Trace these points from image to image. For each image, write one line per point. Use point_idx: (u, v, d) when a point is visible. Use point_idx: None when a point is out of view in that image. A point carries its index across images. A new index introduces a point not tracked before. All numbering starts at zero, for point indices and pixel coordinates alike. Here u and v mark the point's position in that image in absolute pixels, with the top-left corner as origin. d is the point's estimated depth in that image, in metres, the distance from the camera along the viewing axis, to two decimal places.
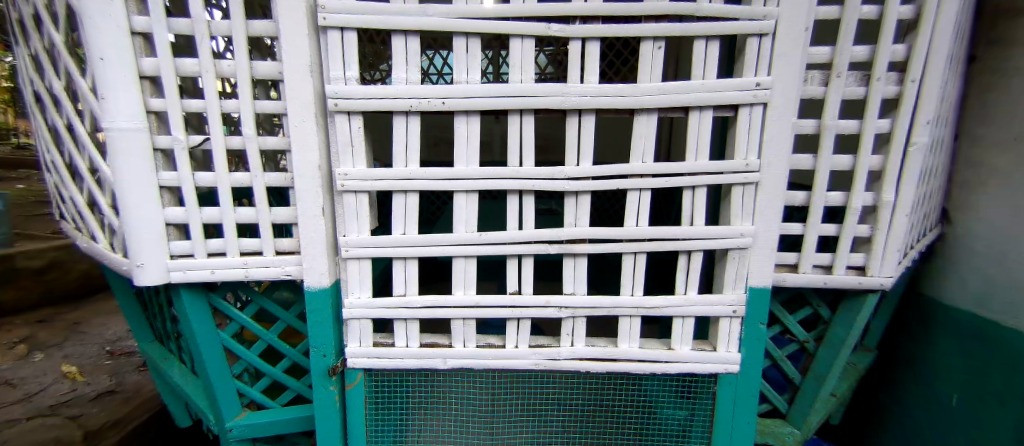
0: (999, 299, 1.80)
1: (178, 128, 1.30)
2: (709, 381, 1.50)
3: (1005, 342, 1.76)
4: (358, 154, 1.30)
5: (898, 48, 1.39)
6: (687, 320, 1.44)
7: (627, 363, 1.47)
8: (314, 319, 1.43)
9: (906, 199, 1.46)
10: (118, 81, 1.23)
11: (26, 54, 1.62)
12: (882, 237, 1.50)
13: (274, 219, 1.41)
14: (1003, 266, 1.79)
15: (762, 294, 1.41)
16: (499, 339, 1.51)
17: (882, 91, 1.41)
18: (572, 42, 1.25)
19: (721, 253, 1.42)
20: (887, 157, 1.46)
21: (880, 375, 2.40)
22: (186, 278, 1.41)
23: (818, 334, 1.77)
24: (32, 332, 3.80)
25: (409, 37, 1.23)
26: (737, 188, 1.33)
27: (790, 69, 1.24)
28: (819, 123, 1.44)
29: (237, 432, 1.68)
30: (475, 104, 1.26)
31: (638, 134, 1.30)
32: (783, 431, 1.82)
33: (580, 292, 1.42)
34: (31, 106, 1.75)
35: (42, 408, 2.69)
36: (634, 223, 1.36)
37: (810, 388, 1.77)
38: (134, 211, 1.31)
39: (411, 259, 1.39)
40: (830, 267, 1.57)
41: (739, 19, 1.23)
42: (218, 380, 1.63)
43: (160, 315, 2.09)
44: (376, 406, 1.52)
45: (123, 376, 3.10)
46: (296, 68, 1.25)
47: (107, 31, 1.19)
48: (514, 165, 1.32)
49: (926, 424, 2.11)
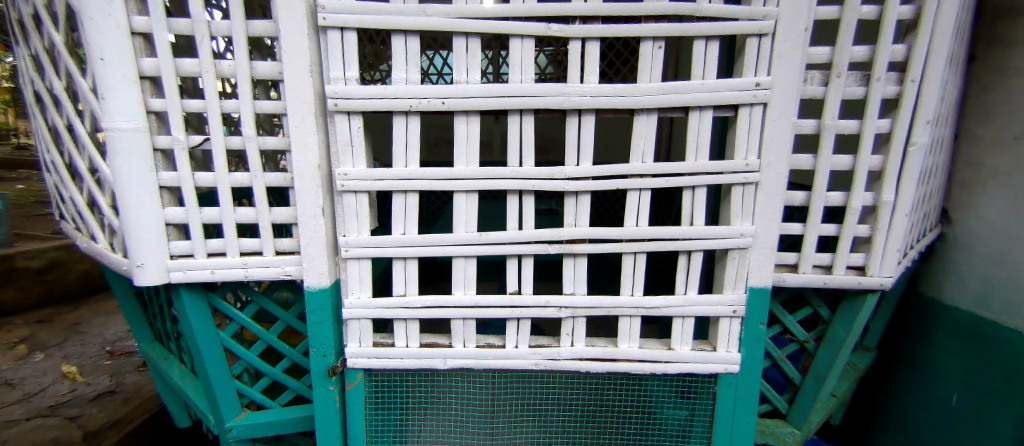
0: (999, 299, 1.80)
1: (178, 128, 1.30)
2: (710, 381, 1.50)
3: (1005, 342, 1.76)
4: (358, 154, 1.30)
5: (898, 48, 1.39)
6: (687, 320, 1.44)
7: (627, 362, 1.47)
8: (314, 319, 1.43)
9: (906, 199, 1.46)
10: (119, 81, 1.23)
11: (26, 54, 1.62)
12: (882, 237, 1.50)
13: (274, 219, 1.41)
14: (1003, 266, 1.79)
15: (762, 294, 1.41)
16: (499, 339, 1.51)
17: (882, 91, 1.41)
18: (572, 42, 1.25)
19: (722, 253, 1.42)
20: (887, 157, 1.46)
21: (880, 375, 2.40)
22: (186, 278, 1.41)
23: (819, 334, 1.77)
24: (32, 332, 3.80)
25: (409, 37, 1.23)
26: (737, 187, 1.33)
27: (790, 69, 1.24)
28: (819, 123, 1.44)
29: (237, 432, 1.68)
30: (475, 104, 1.26)
31: (638, 134, 1.30)
32: (782, 431, 1.82)
33: (580, 291, 1.41)
34: (31, 106, 1.75)
35: (42, 408, 2.69)
36: (634, 223, 1.36)
37: (810, 388, 1.77)
38: (134, 211, 1.31)
39: (411, 258, 1.39)
40: (830, 267, 1.57)
41: (739, 19, 1.23)
42: (218, 381, 1.63)
43: (160, 315, 2.09)
44: (375, 406, 1.52)
45: (122, 376, 3.10)
46: (296, 69, 1.25)
47: (107, 31, 1.19)
48: (514, 165, 1.32)
49: (926, 424, 2.11)
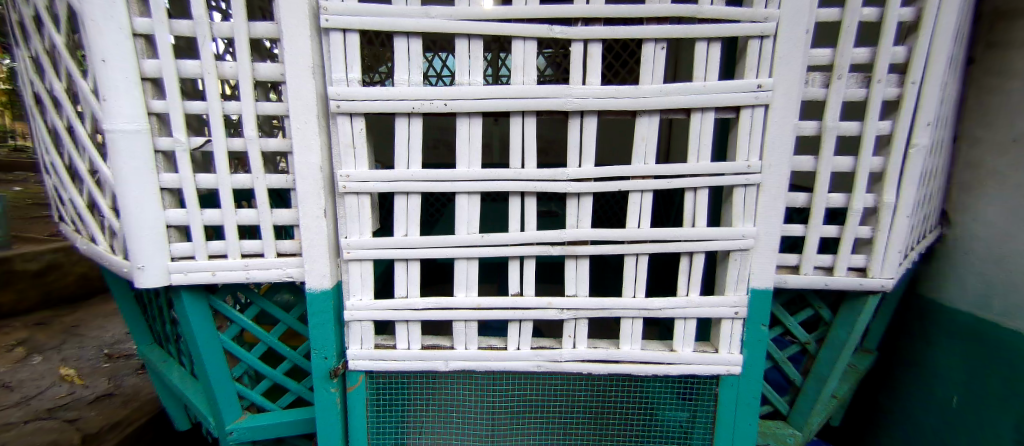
0: (1001, 301, 1.80)
1: (179, 129, 1.29)
2: (711, 383, 1.50)
3: (1005, 344, 1.77)
4: (360, 156, 1.30)
5: (898, 50, 1.39)
6: (689, 322, 1.44)
7: (630, 364, 1.47)
8: (315, 321, 1.42)
9: (906, 201, 1.46)
10: (121, 83, 1.23)
11: (26, 55, 1.62)
12: (883, 238, 1.50)
13: (275, 221, 1.40)
14: (1004, 268, 1.79)
15: (764, 295, 1.40)
16: (500, 342, 1.51)
17: (882, 92, 1.42)
18: (573, 44, 1.25)
19: (724, 255, 1.42)
20: (888, 159, 1.47)
21: (879, 376, 2.41)
22: (187, 280, 1.41)
23: (820, 335, 1.77)
24: (30, 334, 3.79)
25: (411, 38, 1.23)
26: (739, 189, 1.33)
27: (791, 71, 1.25)
28: (820, 125, 1.44)
29: (238, 434, 1.68)
30: (477, 105, 1.25)
31: (640, 135, 1.30)
32: (783, 433, 1.81)
33: (582, 293, 1.41)
34: (31, 108, 1.74)
35: (40, 411, 2.68)
36: (635, 224, 1.36)
37: (811, 390, 1.77)
38: (135, 213, 1.31)
39: (412, 260, 1.38)
40: (831, 269, 1.57)
41: (740, 21, 1.24)
42: (219, 384, 1.63)
43: (160, 318, 2.08)
44: (377, 408, 1.52)
45: (121, 379, 3.09)
46: (297, 70, 1.25)
47: (110, 33, 1.19)
48: (516, 167, 1.32)
49: (927, 425, 2.11)
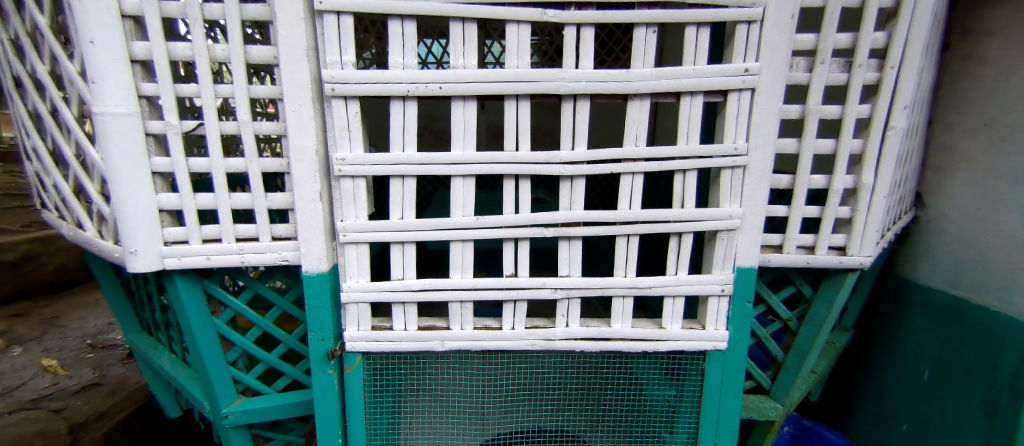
0: (970, 278, 1.90)
1: (171, 113, 1.28)
2: (698, 358, 1.55)
3: (972, 319, 1.88)
4: (355, 138, 1.30)
5: (878, 35, 1.44)
6: (677, 299, 1.49)
7: (620, 341, 1.51)
8: (312, 304, 1.43)
9: (883, 182, 1.53)
10: (110, 66, 1.21)
11: (4, 36, 1.57)
12: (861, 218, 1.56)
13: (270, 204, 1.40)
14: (973, 248, 1.89)
15: (749, 273, 1.46)
16: (496, 322, 1.54)
17: (862, 77, 1.47)
18: (566, 28, 1.26)
19: (710, 234, 1.46)
20: (867, 141, 1.52)
21: (857, 352, 2.51)
22: (182, 264, 1.40)
23: (801, 312, 1.84)
24: (8, 326, 3.71)
25: (405, 21, 1.23)
26: (726, 171, 1.37)
27: (777, 55, 1.28)
28: (803, 108, 1.48)
29: (234, 418, 1.69)
30: (472, 88, 1.26)
31: (631, 119, 1.33)
32: (765, 406, 1.92)
33: (575, 273, 1.45)
34: (8, 91, 1.69)
35: (24, 402, 2.65)
36: (627, 206, 1.40)
37: (793, 365, 1.85)
38: (126, 197, 1.30)
39: (409, 243, 1.40)
40: (813, 248, 1.63)
41: (728, 6, 1.26)
42: (214, 368, 1.63)
43: (149, 304, 2.06)
44: (375, 388, 1.55)
45: (106, 369, 3.06)
46: (292, 52, 1.25)
47: (95, 13, 1.16)
48: (510, 150, 1.34)
49: (900, 398, 2.23)
